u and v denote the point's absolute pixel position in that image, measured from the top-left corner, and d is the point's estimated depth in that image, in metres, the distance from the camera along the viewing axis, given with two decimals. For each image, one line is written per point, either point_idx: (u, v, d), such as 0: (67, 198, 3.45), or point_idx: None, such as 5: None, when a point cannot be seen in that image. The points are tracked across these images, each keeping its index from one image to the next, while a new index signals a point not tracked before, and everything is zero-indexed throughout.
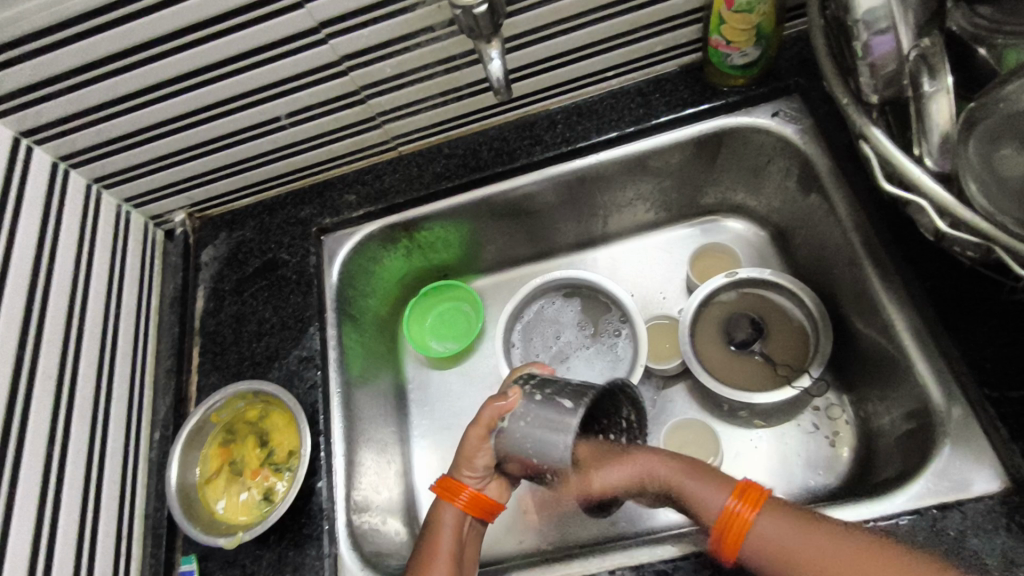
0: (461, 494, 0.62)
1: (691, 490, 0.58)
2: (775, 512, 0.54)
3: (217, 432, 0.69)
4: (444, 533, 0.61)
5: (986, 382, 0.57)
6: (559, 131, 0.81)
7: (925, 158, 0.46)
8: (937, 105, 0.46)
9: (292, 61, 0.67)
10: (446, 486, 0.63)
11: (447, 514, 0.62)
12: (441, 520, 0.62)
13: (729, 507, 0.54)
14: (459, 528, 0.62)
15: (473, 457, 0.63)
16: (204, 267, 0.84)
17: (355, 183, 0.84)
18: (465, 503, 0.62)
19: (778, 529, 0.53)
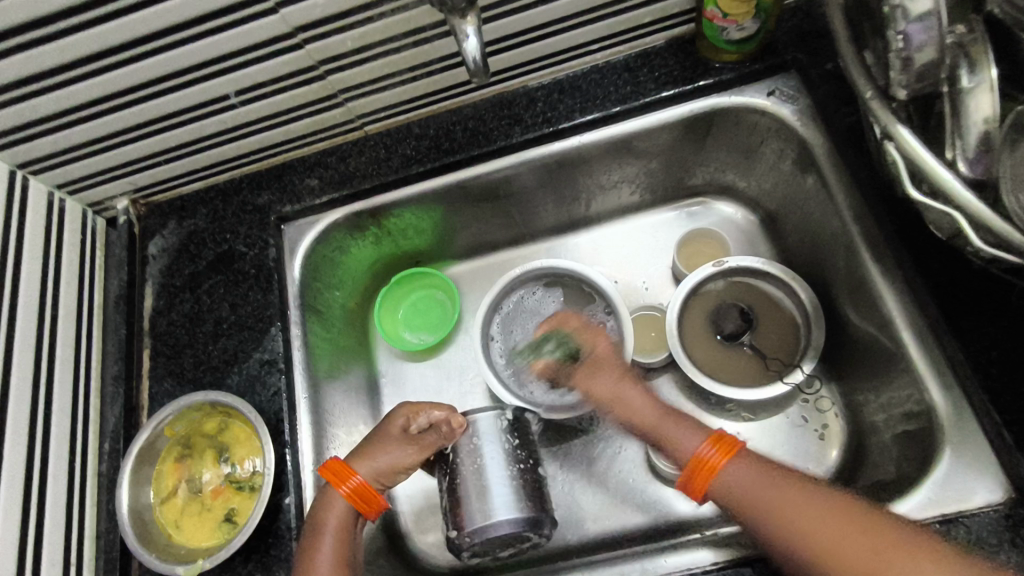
0: (349, 480, 0.61)
1: (669, 427, 0.63)
2: (749, 466, 0.55)
3: (171, 446, 0.63)
4: (330, 512, 0.59)
5: (991, 388, 0.54)
6: (539, 109, 0.74)
7: (959, 161, 0.43)
8: (976, 100, 0.42)
9: (240, 32, 0.59)
10: (331, 471, 0.61)
11: (332, 502, 0.60)
12: (328, 505, 0.60)
13: (701, 453, 0.56)
14: (346, 520, 0.59)
15: (375, 452, 0.63)
16: (152, 260, 0.76)
17: (317, 166, 0.77)
18: (348, 493, 0.60)
19: (745, 481, 0.54)
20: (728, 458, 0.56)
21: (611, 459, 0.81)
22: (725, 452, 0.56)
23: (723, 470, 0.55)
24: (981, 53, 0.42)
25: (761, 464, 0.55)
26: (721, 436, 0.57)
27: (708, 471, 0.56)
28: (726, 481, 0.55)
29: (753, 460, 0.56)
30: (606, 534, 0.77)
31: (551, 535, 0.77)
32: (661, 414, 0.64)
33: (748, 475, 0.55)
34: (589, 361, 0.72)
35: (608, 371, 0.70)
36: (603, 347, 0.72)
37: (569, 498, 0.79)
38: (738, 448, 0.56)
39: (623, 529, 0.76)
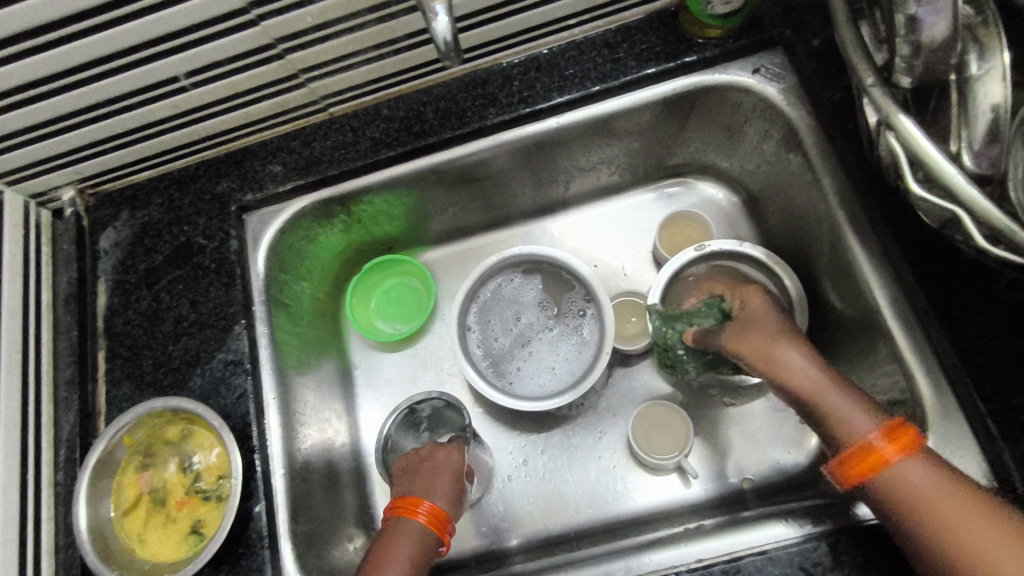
0: (419, 512, 0.60)
1: (813, 379, 0.53)
2: (931, 468, 0.47)
3: (131, 456, 0.60)
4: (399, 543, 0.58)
5: (979, 377, 0.53)
6: (514, 88, 0.70)
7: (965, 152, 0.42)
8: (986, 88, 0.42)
9: (186, 7, 0.54)
10: (401, 505, 0.61)
11: (404, 534, 0.59)
12: (402, 536, 0.59)
13: (874, 440, 0.49)
14: (420, 550, 0.58)
15: (429, 486, 0.65)
16: (104, 254, 0.71)
17: (279, 151, 0.72)
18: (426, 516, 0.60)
19: (924, 484, 0.47)
20: (904, 451, 0.48)
21: (592, 449, 0.79)
22: (901, 447, 0.48)
23: (894, 464, 0.48)
24: (992, 38, 0.42)
25: (944, 469, 0.47)
26: (894, 424, 0.49)
27: (874, 458, 0.48)
28: (896, 477, 0.48)
29: (937, 463, 0.48)
30: (587, 523, 0.76)
31: (530, 526, 0.77)
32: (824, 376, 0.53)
33: (928, 477, 0.47)
34: (738, 320, 0.60)
35: (780, 339, 0.55)
36: (754, 302, 0.61)
37: (550, 488, 0.78)
38: (918, 443, 0.48)
39: (604, 519, 0.76)
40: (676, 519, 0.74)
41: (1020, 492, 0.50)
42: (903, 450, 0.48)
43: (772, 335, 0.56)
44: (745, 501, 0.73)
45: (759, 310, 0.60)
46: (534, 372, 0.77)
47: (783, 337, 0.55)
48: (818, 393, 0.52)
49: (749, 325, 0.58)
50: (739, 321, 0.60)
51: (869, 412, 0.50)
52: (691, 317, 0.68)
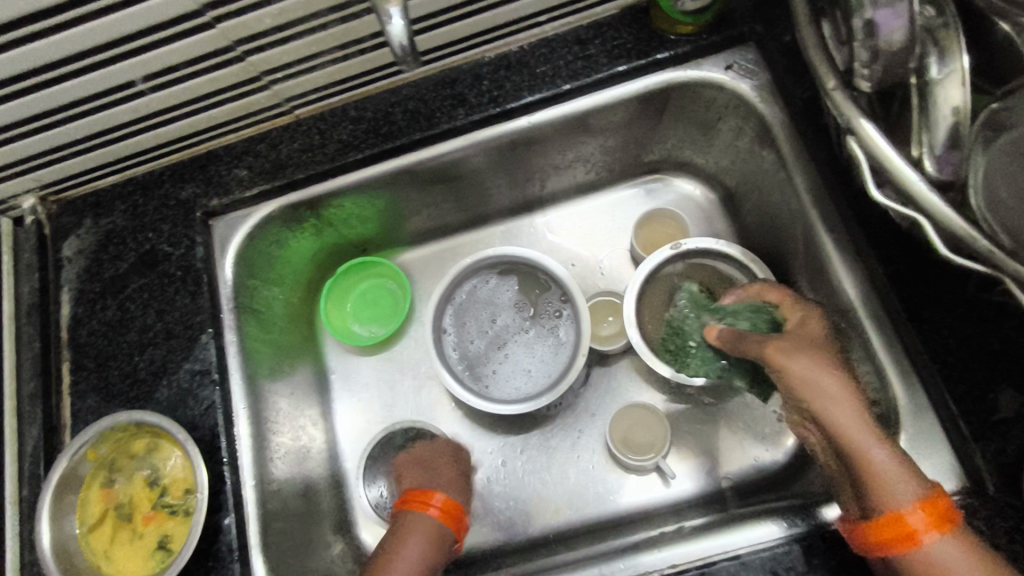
0: (431, 504, 0.62)
1: (856, 428, 0.46)
2: (967, 549, 0.44)
3: (95, 471, 0.59)
4: (409, 533, 0.60)
5: (950, 377, 0.53)
6: (484, 87, 0.69)
7: (926, 159, 0.44)
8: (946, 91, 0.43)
9: (136, 11, 0.52)
10: (411, 501, 0.63)
11: (416, 526, 0.60)
12: (412, 529, 0.60)
13: (914, 511, 0.44)
14: (433, 542, 0.60)
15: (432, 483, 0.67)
16: (67, 263, 0.70)
17: (244, 155, 0.70)
18: (436, 510, 0.62)
19: (957, 565, 0.43)
20: (939, 526, 0.44)
21: (570, 449, 0.79)
22: (937, 523, 0.44)
23: (925, 539, 0.44)
24: (951, 41, 0.44)
25: (977, 551, 0.44)
26: (938, 497, 0.45)
27: (905, 527, 0.45)
28: (930, 556, 0.44)
29: (972, 543, 0.44)
30: (565, 525, 0.76)
31: (509, 529, 0.76)
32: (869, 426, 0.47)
33: (962, 559, 0.43)
34: (793, 341, 0.52)
35: (827, 372, 0.48)
36: (809, 330, 0.55)
37: (528, 489, 0.78)
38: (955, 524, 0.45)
39: (584, 521, 0.75)
40: (655, 520, 0.73)
41: (991, 494, 0.50)
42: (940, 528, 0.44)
43: (817, 365, 0.49)
44: (723, 500, 0.73)
45: (819, 342, 0.53)
46: (511, 374, 0.76)
47: (829, 371, 0.49)
48: (860, 450, 0.46)
49: (800, 350, 0.50)
50: (788, 340, 0.52)
51: (913, 478, 0.45)
52: (724, 314, 0.63)
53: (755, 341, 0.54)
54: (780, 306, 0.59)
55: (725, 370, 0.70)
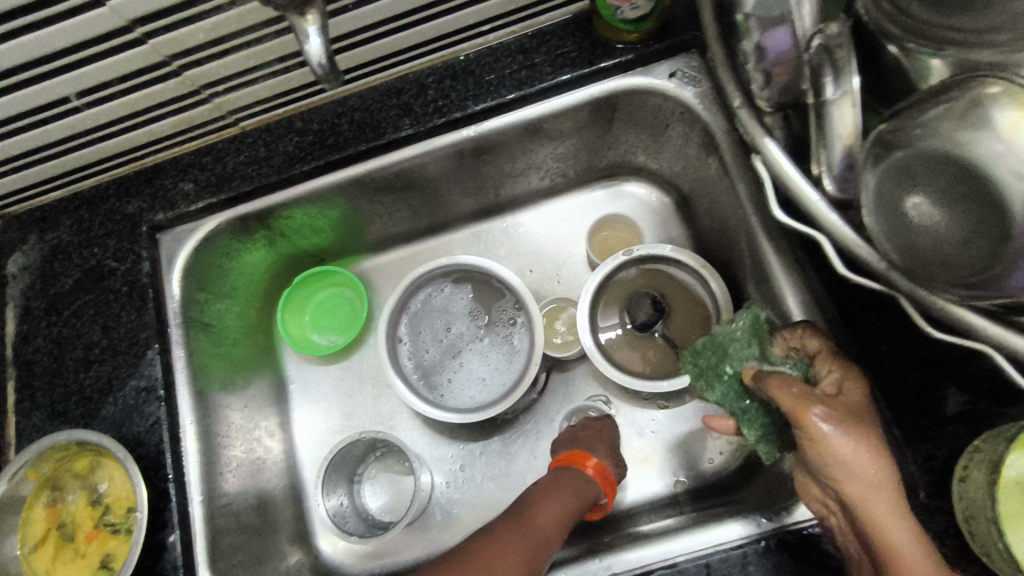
0: (587, 465, 0.64)
1: (893, 523, 0.43)
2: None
3: (38, 489, 0.58)
4: (568, 483, 0.62)
5: (884, 384, 0.54)
6: (429, 98, 0.69)
7: (824, 177, 0.45)
8: (841, 112, 0.43)
9: (60, 29, 0.52)
10: (569, 458, 0.65)
11: (574, 483, 0.62)
12: (567, 482, 0.62)
13: None
14: (583, 498, 0.62)
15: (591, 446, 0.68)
16: (12, 279, 0.69)
17: (190, 167, 0.70)
18: (591, 471, 0.64)
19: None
20: None
21: (527, 455, 0.79)
22: None
23: None
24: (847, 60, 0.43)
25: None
26: None
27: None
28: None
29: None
30: None
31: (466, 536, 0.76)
32: (907, 524, 0.43)
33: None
34: (838, 407, 0.46)
35: (867, 452, 0.44)
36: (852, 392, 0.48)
37: (486, 496, 0.78)
38: None
39: None
40: (611, 524, 0.74)
41: (922, 499, 0.51)
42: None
43: (856, 444, 0.44)
44: (677, 504, 0.73)
45: (863, 412, 0.46)
46: (466, 383, 0.76)
47: (868, 452, 0.44)
48: (897, 550, 0.42)
49: (841, 419, 0.45)
50: (828, 402, 0.46)
51: None
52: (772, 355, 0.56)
53: (787, 392, 0.47)
54: (815, 360, 0.53)
55: (748, 414, 0.56)
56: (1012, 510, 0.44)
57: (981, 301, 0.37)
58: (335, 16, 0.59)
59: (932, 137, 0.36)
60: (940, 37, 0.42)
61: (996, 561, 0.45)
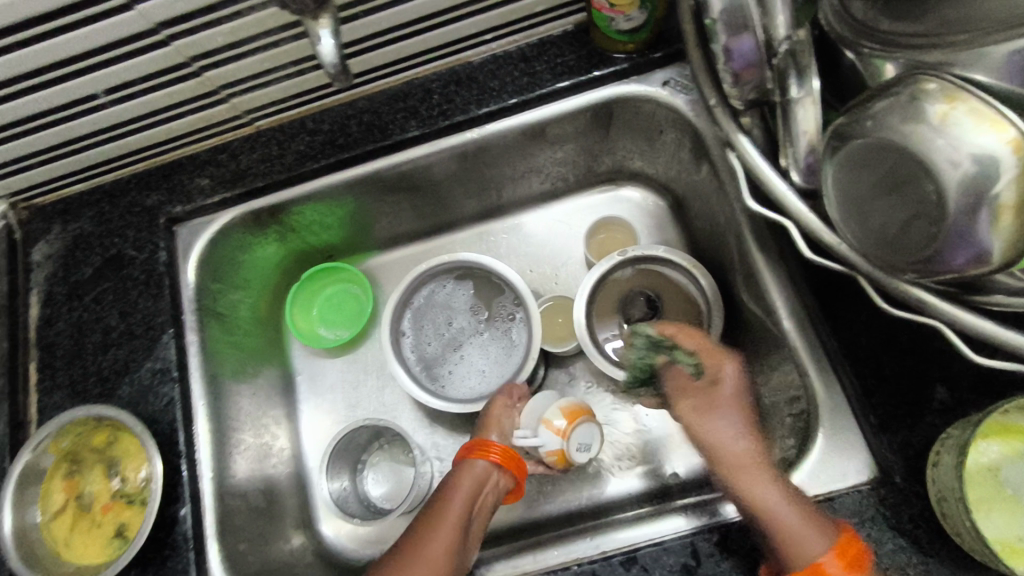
0: (489, 453, 0.64)
1: (752, 478, 0.52)
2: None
3: (58, 462, 0.62)
4: (455, 495, 0.61)
5: (860, 372, 0.57)
6: (435, 101, 0.72)
7: (791, 169, 0.48)
8: (803, 112, 0.47)
9: (92, 30, 0.56)
10: (471, 449, 0.65)
11: (471, 478, 0.62)
12: (462, 483, 0.62)
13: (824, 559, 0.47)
14: (481, 488, 0.62)
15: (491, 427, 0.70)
16: (36, 267, 0.73)
17: (206, 164, 0.74)
18: (493, 459, 0.64)
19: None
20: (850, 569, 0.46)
21: None
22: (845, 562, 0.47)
23: None
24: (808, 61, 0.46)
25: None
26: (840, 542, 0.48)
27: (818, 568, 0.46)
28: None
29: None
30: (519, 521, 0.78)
31: None
32: (765, 479, 0.52)
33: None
34: (708, 396, 0.58)
35: (726, 429, 0.55)
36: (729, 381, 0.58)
37: None
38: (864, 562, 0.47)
39: (534, 515, 0.78)
40: (602, 514, 0.76)
41: (897, 482, 0.53)
42: (847, 565, 0.46)
43: (720, 420, 0.56)
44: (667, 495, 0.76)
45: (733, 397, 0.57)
46: (466, 375, 0.79)
47: (730, 425, 0.55)
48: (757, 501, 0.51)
49: (709, 405, 0.57)
50: (703, 395, 0.58)
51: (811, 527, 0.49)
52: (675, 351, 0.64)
53: (681, 390, 0.61)
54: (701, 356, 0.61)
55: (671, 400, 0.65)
56: (980, 495, 0.50)
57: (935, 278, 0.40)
58: (347, 23, 0.63)
59: (882, 127, 0.39)
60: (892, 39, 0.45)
61: (966, 540, 0.48)
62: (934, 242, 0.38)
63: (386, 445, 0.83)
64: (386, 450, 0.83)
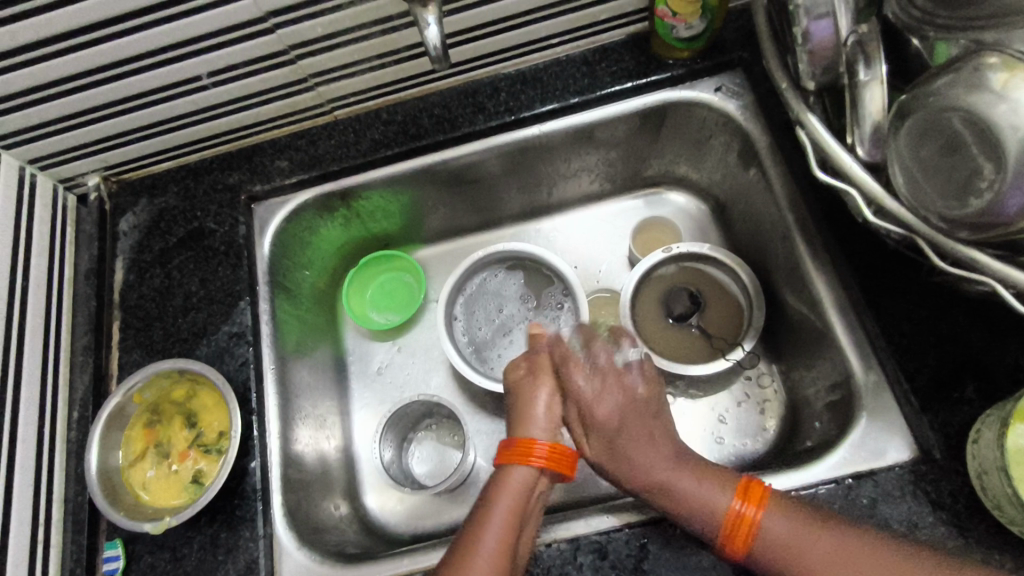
0: (533, 458, 0.59)
1: (659, 467, 0.59)
2: (782, 512, 0.54)
3: (141, 412, 0.68)
4: (493, 522, 0.56)
5: (904, 358, 0.60)
6: (502, 99, 0.78)
7: (858, 146, 0.52)
8: (870, 94, 0.51)
9: (211, 15, 0.61)
10: (513, 453, 0.59)
11: (513, 487, 0.58)
12: (503, 492, 0.58)
13: (736, 508, 0.54)
14: (524, 498, 0.58)
15: (532, 413, 0.63)
16: (123, 236, 0.78)
17: (286, 148, 0.80)
18: (540, 462, 0.59)
19: (781, 530, 0.53)
20: (762, 507, 0.54)
21: None
22: (755, 503, 0.54)
23: (759, 522, 0.54)
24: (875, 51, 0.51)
25: (796, 508, 0.54)
26: (746, 486, 0.56)
27: (744, 526, 0.54)
28: (764, 533, 0.53)
29: (788, 505, 0.54)
30: None
31: None
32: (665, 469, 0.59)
33: (782, 523, 0.53)
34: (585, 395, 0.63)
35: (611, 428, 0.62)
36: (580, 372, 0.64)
37: None
38: (767, 498, 0.55)
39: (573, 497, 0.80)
40: None
41: (937, 459, 0.56)
42: (758, 506, 0.54)
43: (608, 413, 0.62)
44: None
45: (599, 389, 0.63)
46: (515, 358, 0.84)
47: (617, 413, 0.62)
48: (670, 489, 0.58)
49: (589, 399, 0.63)
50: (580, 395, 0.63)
51: (717, 489, 0.56)
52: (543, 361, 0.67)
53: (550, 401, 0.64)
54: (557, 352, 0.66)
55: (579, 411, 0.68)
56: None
57: (988, 235, 0.43)
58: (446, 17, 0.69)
59: (944, 101, 0.44)
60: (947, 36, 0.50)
61: (1006, 512, 0.51)
62: (986, 211, 0.42)
63: (434, 422, 0.87)
64: (434, 427, 0.87)
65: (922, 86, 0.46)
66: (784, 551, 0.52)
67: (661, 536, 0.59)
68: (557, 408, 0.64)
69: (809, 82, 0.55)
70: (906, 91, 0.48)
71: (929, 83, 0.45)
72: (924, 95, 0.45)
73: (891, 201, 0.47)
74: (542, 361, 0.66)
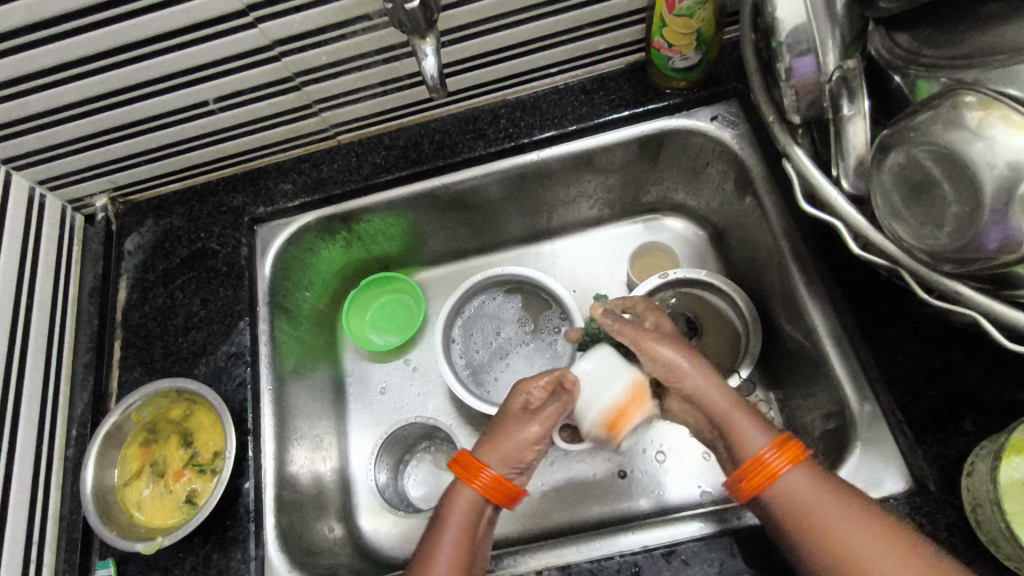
0: (479, 478, 0.59)
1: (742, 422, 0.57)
2: (810, 473, 0.53)
3: (137, 430, 0.68)
4: (445, 541, 0.56)
5: (896, 388, 0.60)
6: (502, 125, 0.79)
7: (842, 178, 0.53)
8: (854, 129, 0.52)
9: (218, 44, 0.63)
10: (462, 469, 0.60)
11: (462, 501, 0.59)
12: (454, 509, 0.58)
13: (766, 454, 0.54)
14: (472, 516, 0.58)
15: (500, 443, 0.62)
16: (128, 255, 0.80)
17: (290, 172, 0.81)
18: (483, 485, 0.59)
19: (804, 487, 0.52)
20: (792, 463, 0.53)
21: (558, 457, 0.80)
22: (788, 456, 0.53)
23: (782, 475, 0.53)
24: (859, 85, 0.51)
25: (820, 473, 0.53)
26: (784, 438, 0.55)
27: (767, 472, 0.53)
28: (785, 486, 0.53)
29: (817, 471, 0.53)
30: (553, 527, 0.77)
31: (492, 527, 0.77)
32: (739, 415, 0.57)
33: (807, 481, 0.52)
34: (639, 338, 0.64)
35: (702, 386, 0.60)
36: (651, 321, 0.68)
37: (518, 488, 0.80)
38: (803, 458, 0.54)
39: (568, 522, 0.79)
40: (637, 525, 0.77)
41: (932, 492, 0.56)
42: (789, 461, 0.53)
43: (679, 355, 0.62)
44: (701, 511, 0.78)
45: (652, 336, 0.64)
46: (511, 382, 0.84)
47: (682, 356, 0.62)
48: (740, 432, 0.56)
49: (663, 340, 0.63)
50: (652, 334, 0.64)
51: (764, 431, 0.56)
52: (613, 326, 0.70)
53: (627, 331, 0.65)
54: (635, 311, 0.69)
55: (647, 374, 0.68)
56: (1016, 508, 0.49)
57: (974, 269, 0.44)
58: (447, 47, 0.71)
59: (927, 137, 0.44)
60: (932, 74, 0.51)
61: (1000, 547, 0.50)
62: (972, 246, 0.42)
63: (428, 446, 0.87)
64: (428, 451, 0.87)
65: (905, 121, 0.46)
66: (801, 507, 0.51)
67: (653, 566, 0.58)
68: (528, 451, 0.62)
69: (794, 116, 0.57)
70: (889, 125, 0.48)
71: (912, 118, 0.46)
72: (906, 131, 0.46)
73: (877, 233, 0.47)
74: (544, 410, 0.64)
